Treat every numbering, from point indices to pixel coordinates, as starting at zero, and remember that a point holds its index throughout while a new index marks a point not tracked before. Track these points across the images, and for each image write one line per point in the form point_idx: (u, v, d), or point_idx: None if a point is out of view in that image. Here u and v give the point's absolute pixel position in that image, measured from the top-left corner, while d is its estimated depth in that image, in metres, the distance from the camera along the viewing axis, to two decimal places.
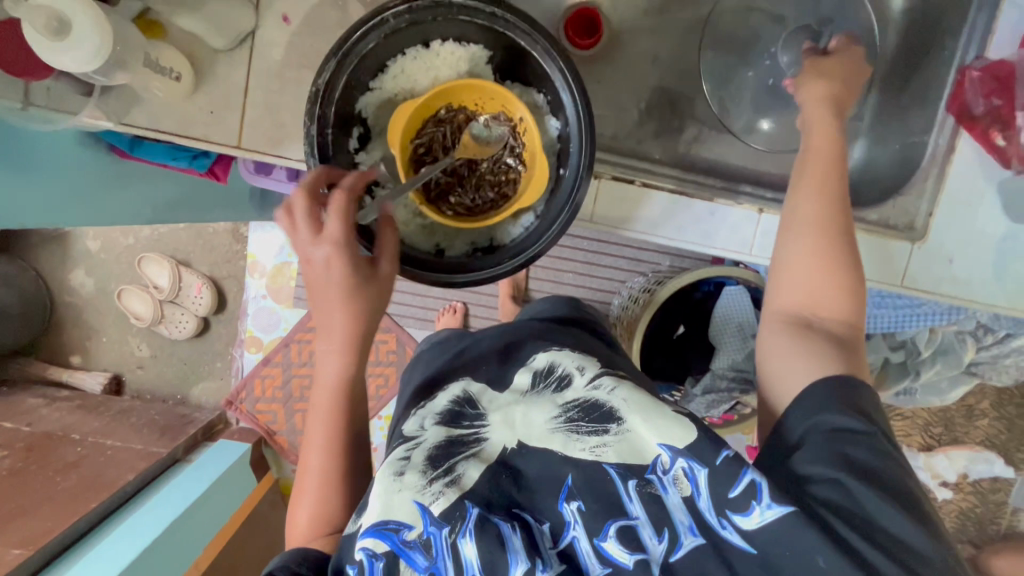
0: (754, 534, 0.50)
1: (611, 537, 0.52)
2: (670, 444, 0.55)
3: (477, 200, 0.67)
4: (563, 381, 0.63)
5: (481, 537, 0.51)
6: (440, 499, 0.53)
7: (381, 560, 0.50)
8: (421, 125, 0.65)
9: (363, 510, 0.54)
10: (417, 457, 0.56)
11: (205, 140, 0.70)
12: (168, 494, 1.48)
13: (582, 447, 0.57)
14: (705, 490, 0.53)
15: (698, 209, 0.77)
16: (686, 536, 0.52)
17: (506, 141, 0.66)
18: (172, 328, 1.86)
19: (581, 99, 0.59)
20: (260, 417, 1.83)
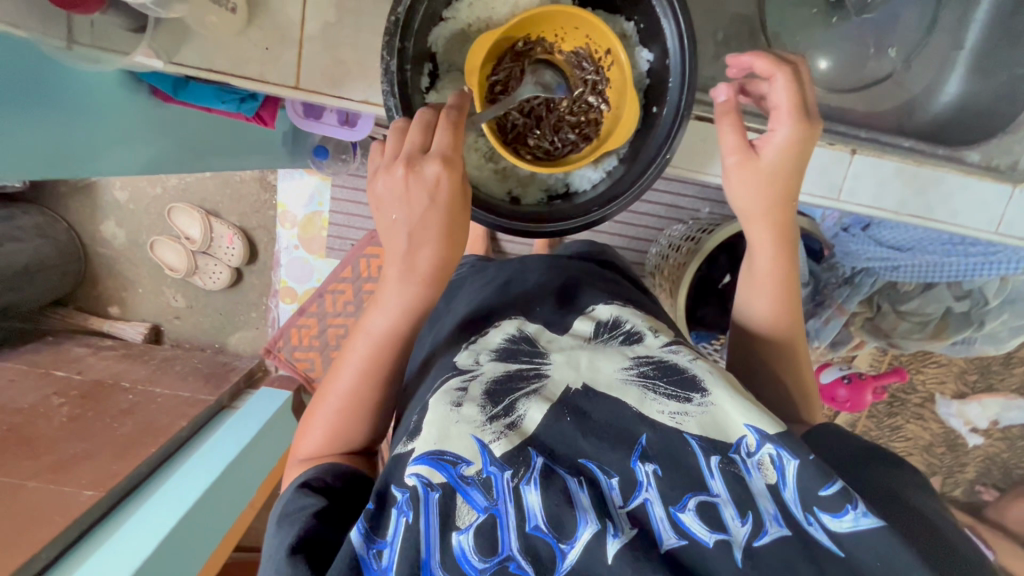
0: (844, 537, 0.46)
1: (688, 509, 0.49)
2: (759, 428, 0.52)
3: (556, 143, 0.62)
4: (635, 338, 0.62)
5: (544, 486, 0.50)
6: (500, 440, 0.52)
7: (436, 492, 0.50)
8: (497, 61, 0.59)
9: (416, 435, 0.54)
10: (475, 390, 0.56)
11: (260, 80, 0.65)
12: (216, 440, 1.51)
13: (659, 409, 0.54)
14: (792, 482, 0.49)
15: None
16: (771, 524, 0.48)
17: (588, 77, 0.61)
18: (206, 279, 1.87)
19: (686, 29, 0.54)
20: (299, 365, 1.86)
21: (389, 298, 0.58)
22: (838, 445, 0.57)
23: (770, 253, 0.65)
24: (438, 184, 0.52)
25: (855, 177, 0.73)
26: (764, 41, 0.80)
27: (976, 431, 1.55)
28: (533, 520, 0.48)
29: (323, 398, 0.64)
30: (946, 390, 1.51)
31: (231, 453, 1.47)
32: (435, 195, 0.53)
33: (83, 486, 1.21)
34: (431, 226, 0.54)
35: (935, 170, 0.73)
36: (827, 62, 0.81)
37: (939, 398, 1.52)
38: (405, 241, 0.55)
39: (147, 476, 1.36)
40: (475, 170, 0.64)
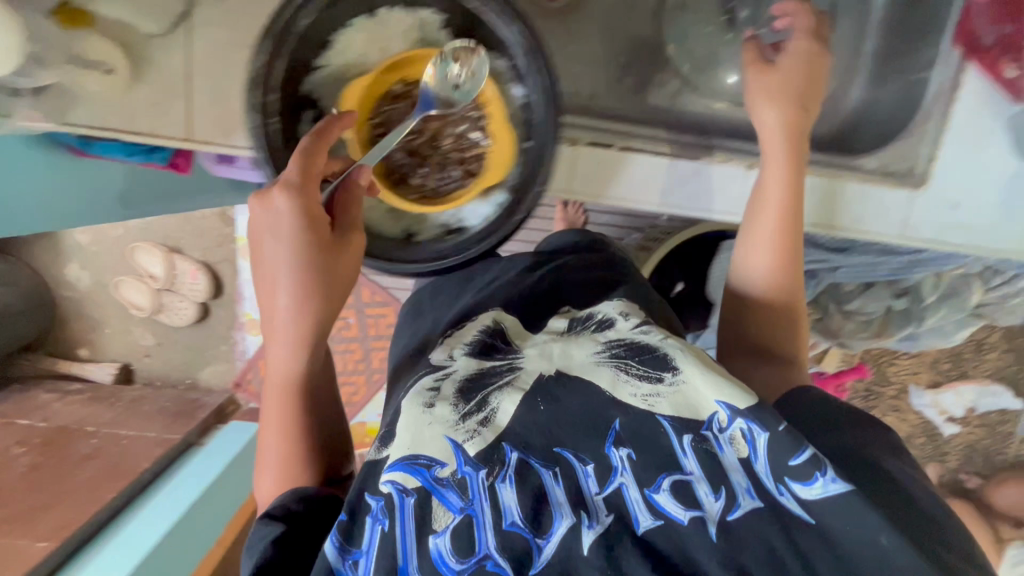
0: (812, 502, 0.47)
1: (663, 490, 0.48)
2: (729, 402, 0.50)
3: (442, 181, 0.63)
4: (607, 325, 0.61)
5: (520, 480, 0.47)
6: (475, 439, 0.49)
7: (411, 497, 0.46)
8: (374, 105, 0.60)
9: (391, 441, 0.50)
10: (447, 389, 0.54)
11: (153, 135, 0.66)
12: (186, 473, 1.54)
13: (631, 392, 0.52)
14: (762, 453, 0.49)
15: (683, 169, 0.72)
16: (744, 497, 0.48)
17: (469, 113, 0.62)
18: (172, 315, 1.88)
19: (544, 67, 0.54)
20: None
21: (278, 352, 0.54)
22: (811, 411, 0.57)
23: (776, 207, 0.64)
24: (278, 215, 0.48)
25: None
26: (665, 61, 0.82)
27: (952, 421, 1.55)
28: (511, 516, 0.46)
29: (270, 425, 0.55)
30: (919, 380, 1.50)
31: (201, 486, 1.50)
32: (277, 229, 0.49)
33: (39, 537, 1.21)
34: (283, 267, 0.49)
35: (825, 179, 0.74)
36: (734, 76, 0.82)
37: (913, 389, 1.52)
38: (271, 286, 0.51)
39: (110, 519, 1.36)
40: (369, 212, 0.64)
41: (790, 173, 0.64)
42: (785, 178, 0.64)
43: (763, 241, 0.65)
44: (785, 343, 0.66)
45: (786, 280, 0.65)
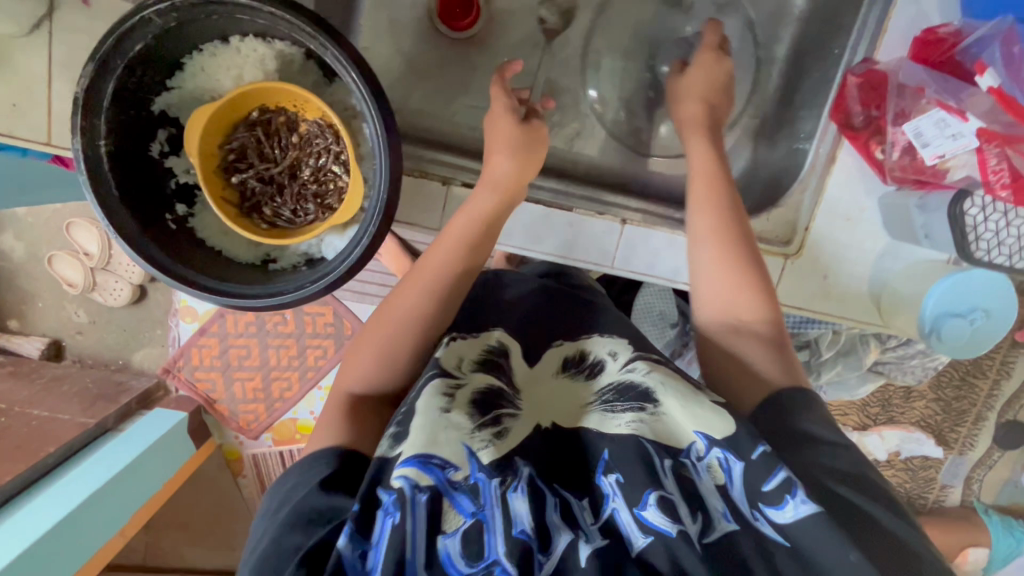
0: (784, 526, 0.46)
1: (648, 508, 0.47)
2: (706, 433, 0.50)
3: (298, 212, 0.63)
4: (597, 366, 0.59)
5: (528, 493, 0.47)
6: (488, 448, 0.49)
7: (423, 495, 0.44)
8: (230, 130, 0.60)
9: (399, 439, 0.48)
10: (462, 395, 0.53)
11: (9, 135, 0.64)
12: (88, 464, 1.40)
13: (617, 423, 0.52)
14: (738, 482, 0.48)
15: (556, 219, 0.73)
16: (720, 521, 0.47)
17: (330, 147, 0.62)
18: (106, 295, 1.81)
19: (382, 115, 0.54)
20: (199, 385, 1.71)
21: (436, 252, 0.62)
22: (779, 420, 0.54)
23: (712, 214, 0.63)
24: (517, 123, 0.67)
25: (628, 244, 0.75)
26: (565, 104, 0.82)
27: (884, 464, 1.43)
28: (520, 524, 0.45)
29: (350, 362, 0.60)
30: None
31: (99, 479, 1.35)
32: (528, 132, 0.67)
33: None
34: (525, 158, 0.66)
35: None
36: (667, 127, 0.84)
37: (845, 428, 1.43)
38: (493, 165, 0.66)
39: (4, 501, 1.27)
40: (225, 235, 0.63)
41: (718, 184, 0.65)
42: (713, 189, 0.64)
43: (708, 257, 0.62)
44: (767, 361, 0.57)
45: (745, 294, 0.60)
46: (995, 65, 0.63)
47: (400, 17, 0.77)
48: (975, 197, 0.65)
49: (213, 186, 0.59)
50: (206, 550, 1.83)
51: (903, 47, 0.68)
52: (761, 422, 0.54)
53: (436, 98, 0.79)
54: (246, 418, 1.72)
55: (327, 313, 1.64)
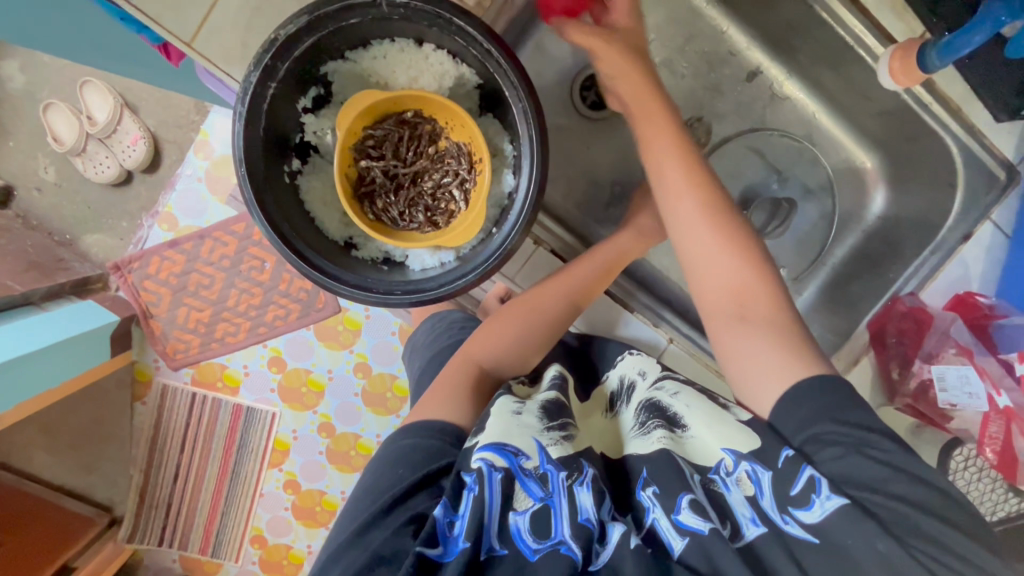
0: (818, 525, 0.53)
1: (682, 508, 0.56)
2: (733, 449, 0.60)
3: (404, 215, 0.64)
4: (629, 388, 0.73)
5: (593, 488, 0.59)
6: (556, 445, 0.62)
7: (498, 473, 0.57)
8: (380, 118, 0.61)
9: (480, 430, 0.61)
10: (531, 406, 0.66)
11: (155, 22, 0.62)
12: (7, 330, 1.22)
13: (649, 442, 0.64)
14: (767, 490, 0.57)
15: (614, 313, 0.85)
16: (749, 526, 0.56)
17: (460, 171, 0.63)
18: (88, 165, 1.53)
19: (538, 176, 0.56)
20: (144, 295, 1.50)
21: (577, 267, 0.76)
22: (794, 420, 0.57)
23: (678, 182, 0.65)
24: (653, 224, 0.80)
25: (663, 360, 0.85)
26: None
27: None
28: (585, 514, 0.56)
29: (485, 337, 0.75)
30: None
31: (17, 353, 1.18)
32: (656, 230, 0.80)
33: None
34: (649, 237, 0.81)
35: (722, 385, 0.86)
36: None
37: None
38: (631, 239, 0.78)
39: None
40: (323, 205, 0.63)
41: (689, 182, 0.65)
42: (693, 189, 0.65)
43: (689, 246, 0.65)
44: (774, 347, 0.59)
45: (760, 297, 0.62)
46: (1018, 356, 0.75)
47: (550, 79, 0.83)
48: (965, 448, 0.77)
49: (343, 160, 0.59)
50: (58, 463, 1.60)
51: (945, 297, 0.79)
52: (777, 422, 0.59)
53: None
54: (176, 346, 1.50)
55: None
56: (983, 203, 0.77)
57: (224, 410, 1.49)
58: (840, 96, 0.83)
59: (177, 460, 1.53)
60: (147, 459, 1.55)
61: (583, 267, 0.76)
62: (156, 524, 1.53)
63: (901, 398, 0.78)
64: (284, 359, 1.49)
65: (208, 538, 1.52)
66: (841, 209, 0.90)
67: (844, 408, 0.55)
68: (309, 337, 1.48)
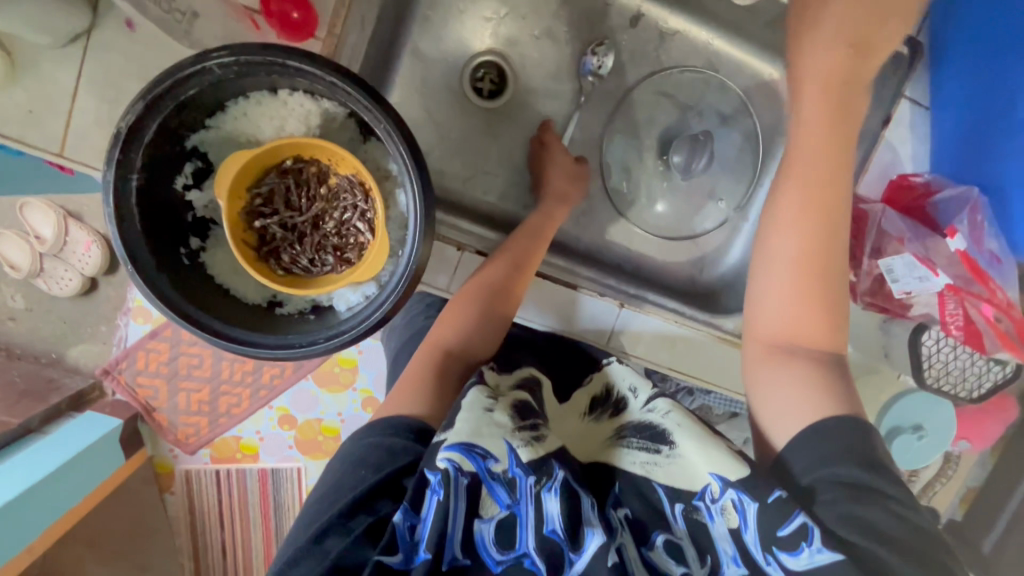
0: (798, 572, 0.56)
1: (656, 546, 0.60)
2: (722, 475, 0.61)
3: (315, 261, 0.63)
4: (619, 401, 0.74)
5: (563, 494, 0.59)
6: (526, 446, 0.61)
7: (465, 478, 0.56)
8: (260, 174, 0.60)
9: (449, 427, 0.60)
10: (502, 403, 0.65)
11: (18, 141, 0.61)
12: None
13: (632, 461, 0.66)
14: (751, 525, 0.58)
15: (560, 294, 0.83)
16: (730, 565, 0.58)
17: (357, 204, 0.63)
18: (51, 283, 1.54)
19: (419, 189, 0.56)
20: (140, 392, 1.51)
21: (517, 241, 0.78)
22: (812, 459, 0.60)
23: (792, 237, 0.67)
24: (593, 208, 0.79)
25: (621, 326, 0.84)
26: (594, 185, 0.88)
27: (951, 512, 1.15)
28: (551, 525, 0.57)
29: (448, 322, 0.74)
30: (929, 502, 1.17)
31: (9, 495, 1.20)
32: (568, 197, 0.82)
33: None
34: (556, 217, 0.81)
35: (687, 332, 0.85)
36: (662, 206, 0.90)
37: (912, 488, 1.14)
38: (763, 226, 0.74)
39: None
40: (237, 275, 0.62)
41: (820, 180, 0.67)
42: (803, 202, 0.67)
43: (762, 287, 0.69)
44: (816, 391, 0.63)
45: (805, 315, 0.66)
46: (962, 228, 0.72)
47: (441, 83, 0.82)
48: (931, 331, 0.75)
49: (234, 226, 0.58)
50: None
51: (883, 184, 0.77)
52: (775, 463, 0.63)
53: (455, 160, 0.83)
54: (186, 431, 1.52)
55: None
56: (894, 84, 0.75)
57: (251, 477, 1.53)
58: (729, 16, 0.82)
59: (221, 535, 1.59)
60: (193, 527, 1.58)
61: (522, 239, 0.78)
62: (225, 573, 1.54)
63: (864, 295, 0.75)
64: (294, 415, 1.49)
65: None
66: (760, 125, 0.89)
67: (832, 458, 0.59)
68: (310, 387, 1.48)
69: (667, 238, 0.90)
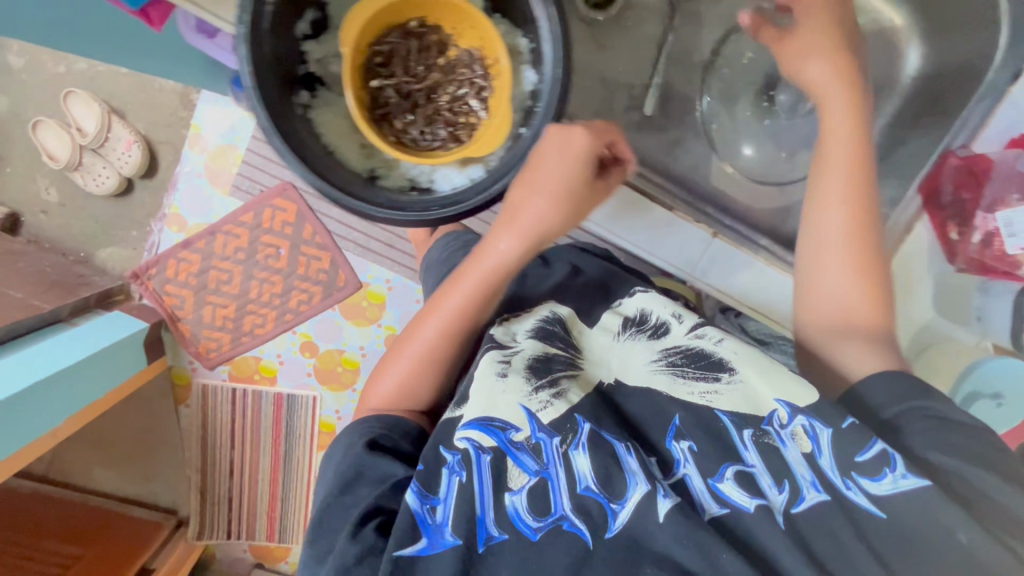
0: (883, 497, 0.57)
1: (727, 478, 0.59)
2: (790, 402, 0.62)
3: (424, 135, 0.60)
4: (664, 329, 0.71)
5: (591, 446, 0.60)
6: (547, 408, 0.62)
7: (488, 454, 0.59)
8: (384, 32, 0.57)
9: (465, 402, 0.63)
10: (517, 362, 0.65)
11: None
12: (25, 356, 1.21)
13: (690, 391, 0.65)
14: (827, 450, 0.59)
15: (657, 216, 0.78)
16: (810, 490, 0.58)
17: (476, 81, 0.60)
18: (87, 178, 1.52)
19: (563, 55, 0.52)
20: (167, 300, 1.54)
21: (516, 225, 0.64)
22: (893, 393, 0.64)
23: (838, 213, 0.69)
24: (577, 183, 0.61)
25: (710, 258, 0.80)
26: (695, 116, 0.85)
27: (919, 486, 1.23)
28: (585, 482, 0.58)
29: (386, 371, 0.73)
30: None
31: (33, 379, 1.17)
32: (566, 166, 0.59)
33: None
34: (555, 201, 0.62)
35: (778, 273, 0.81)
36: (750, 149, 0.87)
37: None
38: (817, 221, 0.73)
39: None
40: (340, 139, 0.60)
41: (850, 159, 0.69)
42: (845, 193, 0.68)
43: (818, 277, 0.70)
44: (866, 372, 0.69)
45: (861, 297, 0.69)
46: None
47: None
48: None
49: (354, 80, 0.55)
50: (116, 475, 1.67)
51: (1002, 141, 0.76)
52: (863, 397, 0.65)
53: None
54: (207, 345, 1.55)
55: (325, 258, 1.50)
56: None
57: (267, 400, 1.56)
58: None
59: (230, 455, 1.61)
60: (200, 445, 1.62)
61: (464, 293, 0.69)
62: (222, 481, 1.62)
63: (961, 257, 0.79)
64: (316, 343, 1.54)
65: (272, 523, 1.64)
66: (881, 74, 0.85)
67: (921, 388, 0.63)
68: (337, 318, 1.52)
69: (754, 180, 0.87)
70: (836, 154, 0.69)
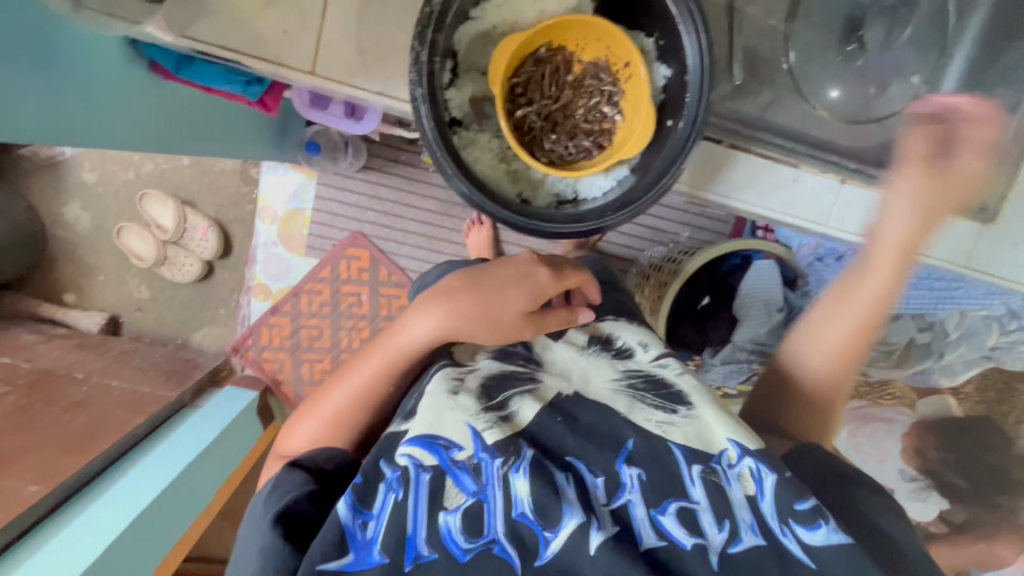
0: (814, 548, 0.56)
1: (669, 513, 0.57)
2: (739, 443, 0.61)
3: (568, 149, 0.64)
4: (627, 355, 0.70)
5: (532, 475, 0.57)
6: (493, 429, 0.59)
7: (426, 473, 0.56)
8: (519, 63, 0.61)
9: (411, 416, 0.59)
10: (471, 381, 0.63)
11: (277, 63, 0.64)
12: (169, 443, 1.27)
13: (646, 417, 0.63)
14: (769, 494, 0.58)
15: (784, 174, 0.81)
16: (747, 533, 0.56)
17: (605, 88, 0.63)
18: (173, 271, 1.61)
19: (707, 47, 0.56)
20: (267, 365, 1.62)
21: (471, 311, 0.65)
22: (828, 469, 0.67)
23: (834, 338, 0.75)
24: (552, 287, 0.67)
25: (841, 204, 0.83)
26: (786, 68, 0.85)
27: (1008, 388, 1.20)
28: (520, 507, 0.55)
29: (299, 423, 0.68)
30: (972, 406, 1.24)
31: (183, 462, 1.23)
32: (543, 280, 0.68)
33: (27, 481, 1.01)
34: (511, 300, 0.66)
35: None
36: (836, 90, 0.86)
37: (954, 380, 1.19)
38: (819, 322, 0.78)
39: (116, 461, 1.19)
40: (490, 170, 0.64)
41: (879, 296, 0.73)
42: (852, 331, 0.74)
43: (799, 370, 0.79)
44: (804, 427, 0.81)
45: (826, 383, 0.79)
46: None
47: None
48: None
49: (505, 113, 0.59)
50: None
51: None
52: (807, 455, 0.68)
53: None
54: None
55: (403, 295, 1.56)
56: None
57: None
58: None
59: None
60: None
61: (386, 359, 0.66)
62: None
63: None
64: None
65: None
66: None
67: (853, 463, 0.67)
68: None
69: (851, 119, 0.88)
70: (866, 295, 0.73)
